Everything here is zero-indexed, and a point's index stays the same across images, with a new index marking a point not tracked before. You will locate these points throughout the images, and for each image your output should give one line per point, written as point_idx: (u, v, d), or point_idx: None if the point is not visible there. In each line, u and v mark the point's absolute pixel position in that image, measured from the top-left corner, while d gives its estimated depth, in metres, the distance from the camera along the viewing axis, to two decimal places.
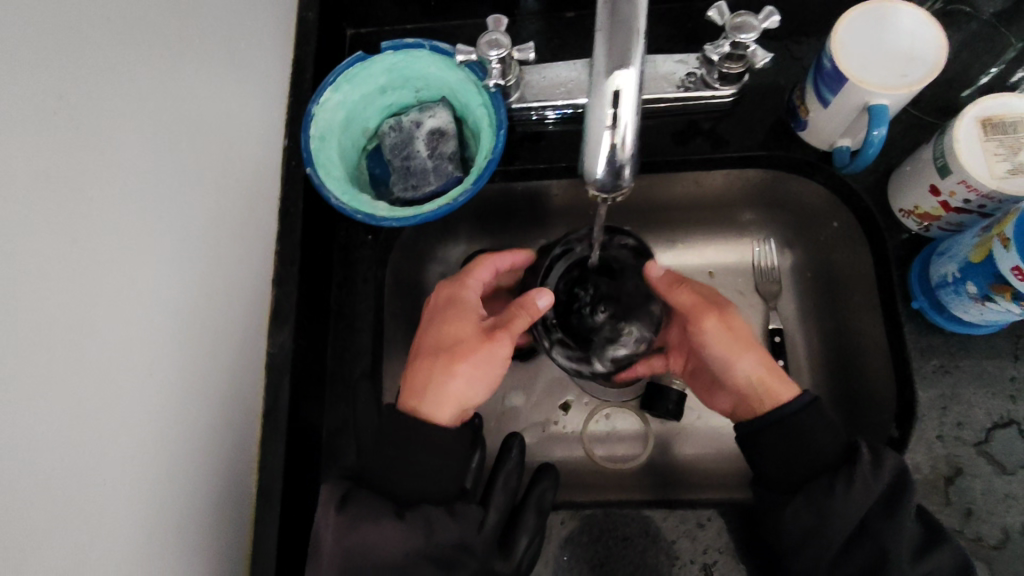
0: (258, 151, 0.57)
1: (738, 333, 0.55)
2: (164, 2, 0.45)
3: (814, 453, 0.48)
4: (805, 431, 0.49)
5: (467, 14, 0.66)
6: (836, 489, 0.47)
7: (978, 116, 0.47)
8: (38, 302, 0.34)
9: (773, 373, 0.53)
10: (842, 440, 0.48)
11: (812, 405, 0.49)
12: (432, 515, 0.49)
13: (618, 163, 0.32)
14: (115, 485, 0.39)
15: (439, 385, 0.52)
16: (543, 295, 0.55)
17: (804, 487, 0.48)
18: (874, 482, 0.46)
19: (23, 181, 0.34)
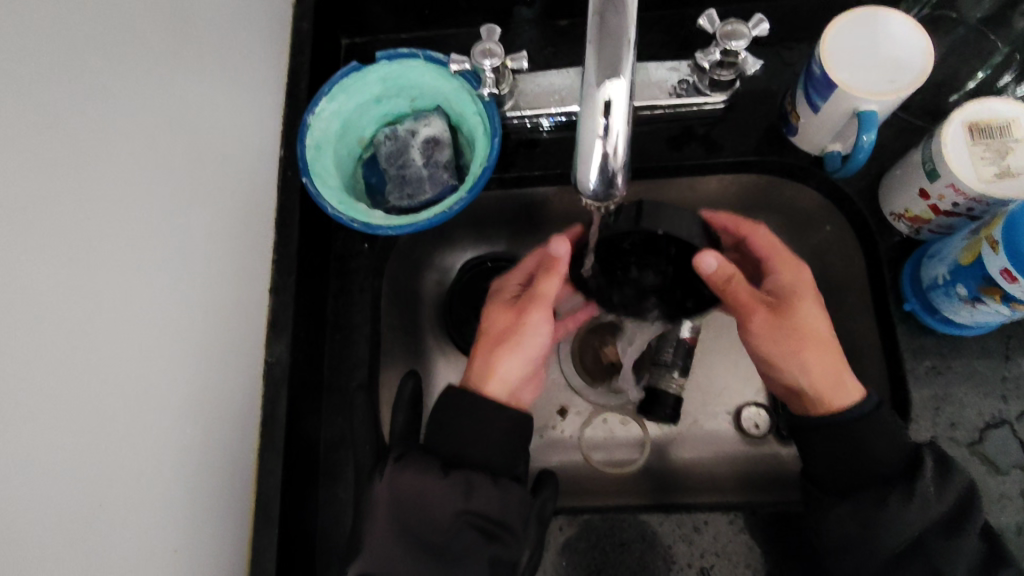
0: (255, 161, 0.57)
1: (797, 334, 0.50)
2: (160, 15, 0.46)
3: (869, 462, 0.45)
4: (863, 441, 0.46)
5: (461, 23, 0.66)
6: (886, 502, 0.44)
7: (965, 121, 0.47)
8: (35, 314, 0.35)
9: (831, 376, 0.49)
10: (905, 454, 0.45)
11: (874, 416, 0.46)
12: (474, 478, 0.46)
13: (609, 172, 0.33)
14: (114, 495, 0.39)
15: (497, 356, 0.52)
16: (559, 243, 0.54)
17: (854, 491, 0.46)
18: (934, 502, 0.43)
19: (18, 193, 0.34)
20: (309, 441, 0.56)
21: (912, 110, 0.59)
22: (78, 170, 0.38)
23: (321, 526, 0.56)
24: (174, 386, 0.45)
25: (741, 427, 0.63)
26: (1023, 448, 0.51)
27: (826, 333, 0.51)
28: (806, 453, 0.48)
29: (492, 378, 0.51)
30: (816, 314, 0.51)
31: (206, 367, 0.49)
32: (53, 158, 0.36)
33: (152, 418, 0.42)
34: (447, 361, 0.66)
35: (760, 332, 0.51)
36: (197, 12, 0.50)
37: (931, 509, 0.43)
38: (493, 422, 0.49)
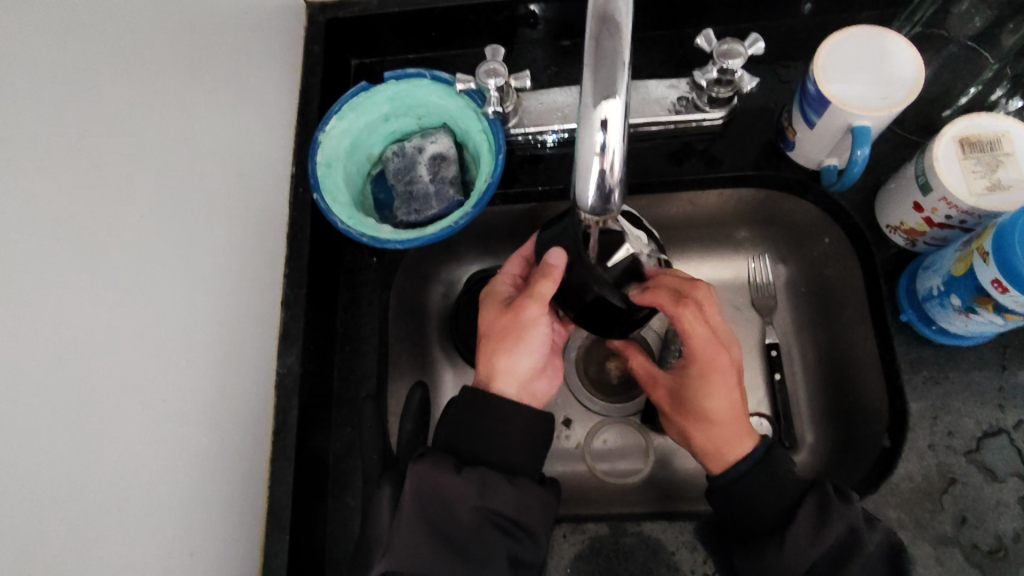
0: (270, 178, 0.59)
1: (692, 401, 0.52)
2: (186, 37, 0.48)
3: (753, 514, 0.47)
4: (744, 497, 0.48)
5: (466, 44, 0.69)
6: (767, 550, 0.45)
7: (957, 135, 0.48)
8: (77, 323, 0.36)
9: (698, 440, 0.52)
10: (787, 499, 0.46)
11: (753, 474, 0.48)
12: (489, 476, 0.46)
13: (607, 188, 0.35)
14: (138, 499, 0.40)
15: (505, 359, 0.53)
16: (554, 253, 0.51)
17: (746, 541, 0.47)
18: (820, 539, 0.44)
19: (61, 206, 0.36)
20: (318, 450, 0.58)
21: (906, 126, 0.60)
22: (118, 186, 0.40)
23: (330, 535, 0.57)
24: (193, 395, 0.47)
25: None
26: (1021, 457, 0.51)
27: (728, 403, 0.51)
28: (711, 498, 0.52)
29: (500, 379, 0.53)
30: (718, 385, 0.51)
31: (223, 377, 0.51)
32: (95, 175, 0.38)
33: (172, 425, 0.44)
34: (455, 371, 0.69)
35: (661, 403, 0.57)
36: (220, 36, 0.52)
37: (823, 541, 0.44)
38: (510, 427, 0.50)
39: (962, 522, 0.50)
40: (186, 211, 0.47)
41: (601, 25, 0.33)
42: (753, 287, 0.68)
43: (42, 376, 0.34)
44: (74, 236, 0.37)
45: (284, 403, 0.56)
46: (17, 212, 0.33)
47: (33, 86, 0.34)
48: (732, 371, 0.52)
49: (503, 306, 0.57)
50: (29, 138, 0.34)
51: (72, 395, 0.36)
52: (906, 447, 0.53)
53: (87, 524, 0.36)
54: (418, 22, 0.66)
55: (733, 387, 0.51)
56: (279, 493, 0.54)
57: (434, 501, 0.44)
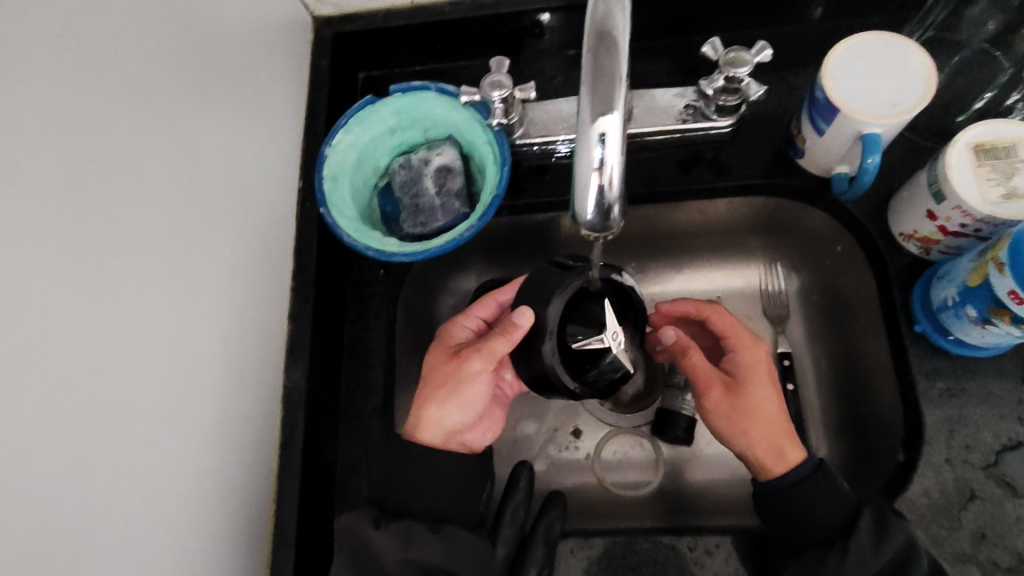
0: (277, 192, 0.60)
1: (745, 405, 0.52)
2: (193, 56, 0.48)
3: (809, 523, 0.47)
4: (804, 507, 0.48)
5: (472, 55, 0.69)
6: (829, 560, 0.45)
7: (970, 142, 0.47)
8: (86, 341, 0.37)
9: (768, 452, 0.51)
10: (844, 508, 0.47)
11: (810, 481, 0.48)
12: (412, 527, 0.49)
13: (606, 204, 0.34)
14: (143, 513, 0.41)
15: (436, 409, 0.55)
16: (520, 315, 0.49)
17: (806, 551, 0.47)
18: (870, 557, 0.44)
19: (67, 226, 0.36)
20: (325, 464, 0.58)
21: (919, 132, 0.59)
22: (124, 207, 0.41)
23: None
24: (199, 411, 0.47)
25: None
26: None
27: (775, 410, 0.52)
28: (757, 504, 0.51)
29: (426, 428, 0.55)
30: (764, 391, 0.53)
31: (230, 391, 0.51)
32: (99, 196, 0.39)
33: (177, 441, 0.44)
34: None
35: (716, 407, 0.54)
36: (228, 54, 0.53)
37: (877, 556, 0.44)
38: (433, 476, 0.52)
39: (981, 539, 0.49)
40: (191, 228, 0.47)
41: (598, 41, 0.33)
42: (765, 296, 0.66)
43: (47, 395, 0.34)
44: (81, 257, 0.37)
45: (291, 417, 0.57)
46: (25, 235, 0.34)
47: (40, 110, 0.35)
48: (772, 379, 0.53)
49: (451, 354, 0.59)
50: (37, 162, 0.35)
51: (81, 413, 0.36)
52: (922, 462, 0.51)
53: (92, 537, 0.37)
54: (424, 34, 0.66)
55: (775, 395, 0.53)
56: (285, 506, 0.54)
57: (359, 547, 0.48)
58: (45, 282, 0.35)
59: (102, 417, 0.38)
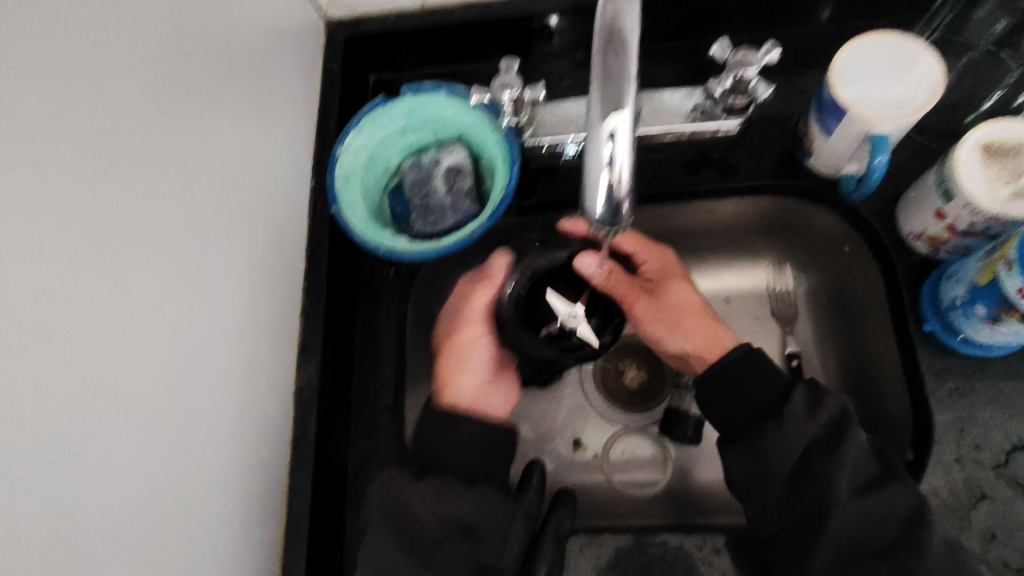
0: (290, 192, 0.60)
1: (674, 307, 0.57)
2: (210, 58, 0.49)
3: (755, 403, 0.48)
4: (744, 382, 0.48)
5: (482, 58, 0.70)
6: (768, 430, 0.46)
7: (980, 141, 0.47)
8: (108, 336, 0.38)
9: (710, 339, 0.54)
10: (780, 386, 0.48)
11: (749, 355, 0.49)
12: (445, 484, 0.48)
13: (617, 200, 0.34)
14: (160, 507, 0.41)
15: (457, 375, 0.56)
16: (456, 306, 0.56)
17: (745, 431, 0.47)
18: (807, 423, 0.45)
19: (88, 223, 0.37)
20: (337, 460, 0.59)
21: (927, 133, 0.59)
22: (142, 205, 0.41)
23: (348, 543, 0.58)
24: (214, 407, 0.48)
25: None
26: None
27: (698, 304, 0.57)
28: (705, 408, 0.51)
29: (451, 390, 0.56)
30: (685, 294, 0.58)
31: (245, 388, 0.52)
32: (119, 196, 0.39)
33: (193, 436, 0.45)
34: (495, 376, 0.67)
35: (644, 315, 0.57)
36: (243, 56, 0.54)
37: (811, 424, 0.45)
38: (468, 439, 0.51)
39: (991, 538, 0.49)
40: (207, 227, 0.48)
41: (608, 42, 0.34)
42: (773, 297, 0.66)
43: (69, 389, 0.35)
44: (102, 255, 0.38)
45: (303, 414, 0.57)
46: (49, 233, 0.34)
47: (63, 111, 0.36)
48: (690, 284, 0.59)
49: (450, 324, 0.60)
50: (60, 162, 0.35)
51: (101, 408, 0.37)
52: (931, 461, 0.51)
53: (111, 529, 0.37)
54: (434, 38, 0.67)
55: (695, 295, 0.58)
56: (298, 502, 0.55)
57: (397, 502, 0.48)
58: (68, 279, 0.36)
59: (121, 412, 0.39)
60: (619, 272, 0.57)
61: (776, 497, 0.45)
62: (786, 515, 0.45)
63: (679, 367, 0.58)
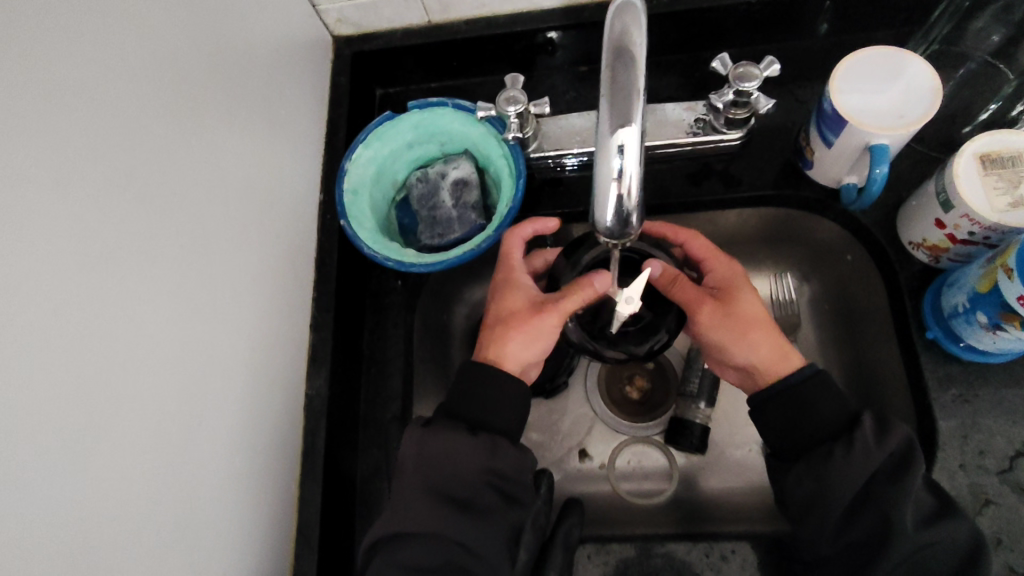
0: (300, 204, 0.61)
1: (741, 318, 0.52)
2: (220, 75, 0.50)
3: (818, 422, 0.47)
4: (807, 404, 0.48)
5: (487, 72, 0.71)
6: (835, 453, 0.45)
7: (976, 152, 0.48)
8: (124, 347, 0.39)
9: (776, 352, 0.51)
10: (847, 411, 0.47)
11: (817, 377, 0.48)
12: (499, 440, 0.49)
13: (625, 211, 0.36)
14: (174, 515, 0.42)
15: (514, 345, 0.52)
16: (600, 275, 0.50)
17: (806, 454, 0.47)
18: (875, 449, 0.44)
19: (104, 235, 0.38)
20: (346, 470, 0.60)
21: (927, 142, 0.60)
22: (157, 218, 0.42)
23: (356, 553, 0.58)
24: (226, 417, 0.48)
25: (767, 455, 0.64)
26: None
27: (765, 314, 0.53)
28: (762, 429, 0.50)
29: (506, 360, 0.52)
30: (752, 302, 0.53)
31: (258, 398, 0.53)
32: (135, 210, 0.40)
33: (206, 446, 0.46)
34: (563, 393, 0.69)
35: (708, 324, 0.53)
36: (254, 72, 0.55)
37: (876, 451, 0.44)
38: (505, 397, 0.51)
39: (998, 544, 0.49)
40: (219, 239, 0.49)
41: (617, 57, 0.34)
42: (775, 305, 0.66)
43: (85, 401, 0.36)
44: (117, 267, 0.39)
45: (312, 425, 0.58)
46: (69, 245, 0.36)
47: (82, 126, 0.37)
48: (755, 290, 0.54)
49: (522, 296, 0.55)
50: (81, 176, 0.37)
51: (118, 419, 0.38)
52: (936, 467, 0.52)
53: (126, 537, 0.38)
54: (439, 53, 0.68)
55: (759, 303, 0.53)
56: (308, 511, 0.55)
57: (438, 462, 0.48)
58: (86, 290, 0.36)
59: (137, 423, 0.39)
60: (687, 285, 0.53)
61: (834, 518, 0.45)
62: (842, 539, 0.45)
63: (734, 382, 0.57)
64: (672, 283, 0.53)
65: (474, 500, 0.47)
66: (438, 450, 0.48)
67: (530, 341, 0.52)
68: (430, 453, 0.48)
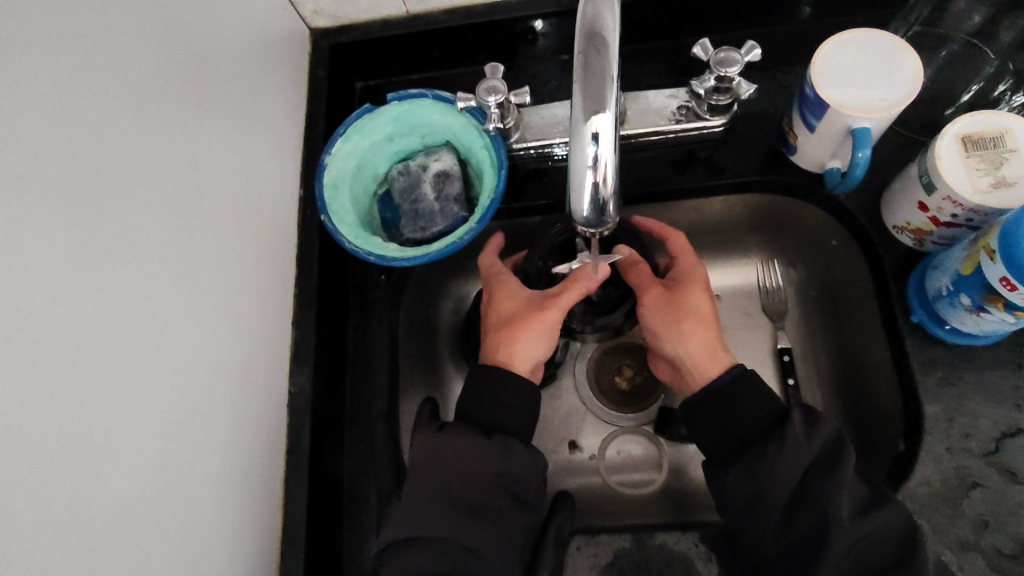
0: (279, 200, 0.61)
1: (681, 310, 0.54)
2: (193, 67, 0.49)
3: (748, 421, 0.47)
4: (737, 403, 0.48)
5: (467, 63, 0.70)
6: (768, 451, 0.45)
7: (958, 134, 0.48)
8: (96, 347, 0.38)
9: (705, 352, 0.52)
10: (775, 409, 0.47)
11: (740, 380, 0.49)
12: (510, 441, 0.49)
13: (602, 199, 0.35)
14: (157, 516, 0.42)
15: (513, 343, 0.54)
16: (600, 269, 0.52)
17: (742, 454, 0.46)
18: (806, 444, 0.44)
19: (75, 235, 0.37)
20: (332, 469, 0.59)
21: (909, 125, 0.60)
22: (129, 215, 0.41)
23: (346, 551, 0.58)
24: (208, 418, 0.48)
25: None
26: None
27: (710, 315, 0.54)
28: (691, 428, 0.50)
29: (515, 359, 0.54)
30: (698, 299, 0.54)
31: (239, 398, 0.52)
32: (104, 207, 0.39)
33: (187, 447, 0.45)
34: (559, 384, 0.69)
35: (649, 307, 0.55)
36: (227, 66, 0.54)
37: (808, 447, 0.44)
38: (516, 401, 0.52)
39: (984, 526, 0.49)
40: (194, 235, 0.48)
41: (589, 42, 0.34)
42: (765, 293, 0.67)
43: (58, 404, 0.35)
44: (86, 265, 0.38)
45: (296, 423, 0.57)
46: (34, 244, 0.35)
47: (45, 121, 0.36)
48: (709, 291, 0.55)
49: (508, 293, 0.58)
50: (47, 174, 0.36)
51: (92, 423, 0.37)
52: (922, 451, 0.52)
53: (106, 540, 0.37)
54: (418, 43, 0.67)
55: (706, 303, 0.54)
56: (293, 511, 0.55)
57: (451, 466, 0.48)
58: (53, 289, 0.35)
59: (115, 426, 0.39)
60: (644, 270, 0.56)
61: (775, 518, 0.44)
62: (785, 540, 0.44)
63: (669, 379, 0.58)
64: (633, 266, 0.57)
65: (487, 506, 0.47)
66: (452, 455, 0.48)
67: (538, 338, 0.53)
68: (439, 460, 0.48)
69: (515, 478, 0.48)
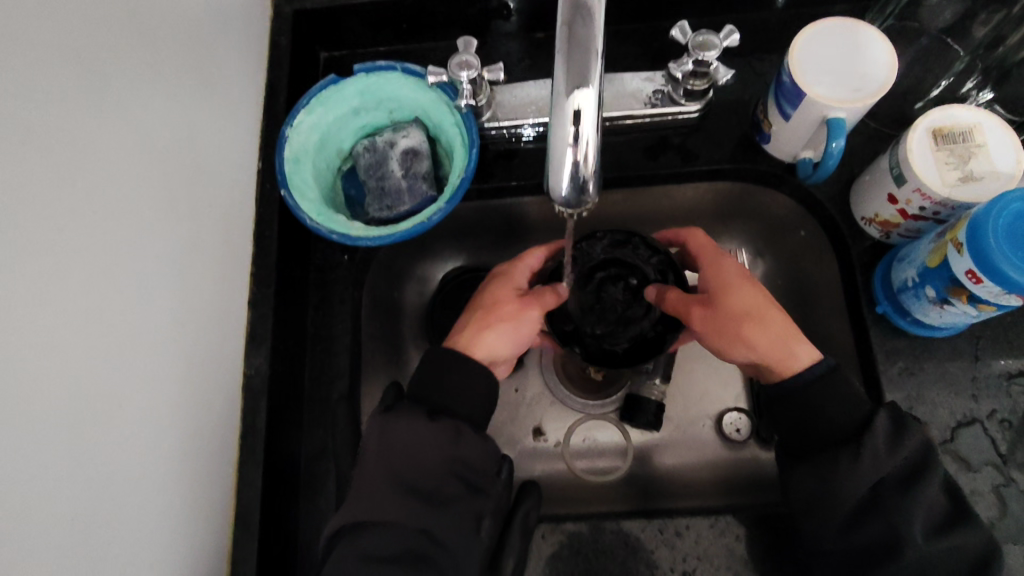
0: (236, 172, 0.57)
1: (733, 314, 0.51)
2: (144, 23, 0.46)
3: (826, 426, 0.46)
4: (815, 404, 0.47)
5: (438, 36, 0.67)
6: (842, 460, 0.45)
7: (930, 126, 0.49)
8: (31, 318, 0.35)
9: (783, 342, 0.49)
10: (859, 414, 0.46)
11: (828, 376, 0.47)
12: (465, 425, 0.48)
13: (581, 179, 0.33)
14: (102, 506, 0.39)
15: (484, 333, 0.53)
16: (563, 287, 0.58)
17: (812, 454, 0.47)
18: (887, 456, 0.44)
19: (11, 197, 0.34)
20: (289, 455, 0.57)
21: (880, 118, 0.61)
22: (64, 180, 0.37)
23: (304, 538, 0.56)
24: (159, 403, 0.45)
25: (721, 432, 0.63)
26: (993, 445, 0.52)
27: (763, 301, 0.51)
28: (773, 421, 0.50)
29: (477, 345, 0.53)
30: (749, 295, 0.51)
31: (189, 381, 0.49)
32: (45, 170, 0.36)
33: (133, 431, 0.42)
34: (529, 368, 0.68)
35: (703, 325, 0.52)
36: (183, 25, 0.50)
37: (886, 458, 0.44)
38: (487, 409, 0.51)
39: None
40: (141, 202, 0.44)
41: (573, 12, 0.33)
42: None
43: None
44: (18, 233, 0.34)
45: (252, 408, 0.55)
46: None
47: None
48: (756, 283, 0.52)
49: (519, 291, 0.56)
50: None
51: (24, 409, 0.34)
52: None
53: (43, 527, 0.34)
54: (388, 13, 0.64)
55: (761, 295, 0.52)
56: (248, 497, 0.52)
57: (403, 448, 0.46)
58: None
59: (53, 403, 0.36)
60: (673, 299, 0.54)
61: (840, 521, 0.45)
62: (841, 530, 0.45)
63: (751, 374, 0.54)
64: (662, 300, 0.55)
65: (442, 493, 0.46)
66: (407, 440, 0.47)
67: (506, 335, 0.54)
68: (399, 446, 0.47)
69: (470, 464, 0.48)
